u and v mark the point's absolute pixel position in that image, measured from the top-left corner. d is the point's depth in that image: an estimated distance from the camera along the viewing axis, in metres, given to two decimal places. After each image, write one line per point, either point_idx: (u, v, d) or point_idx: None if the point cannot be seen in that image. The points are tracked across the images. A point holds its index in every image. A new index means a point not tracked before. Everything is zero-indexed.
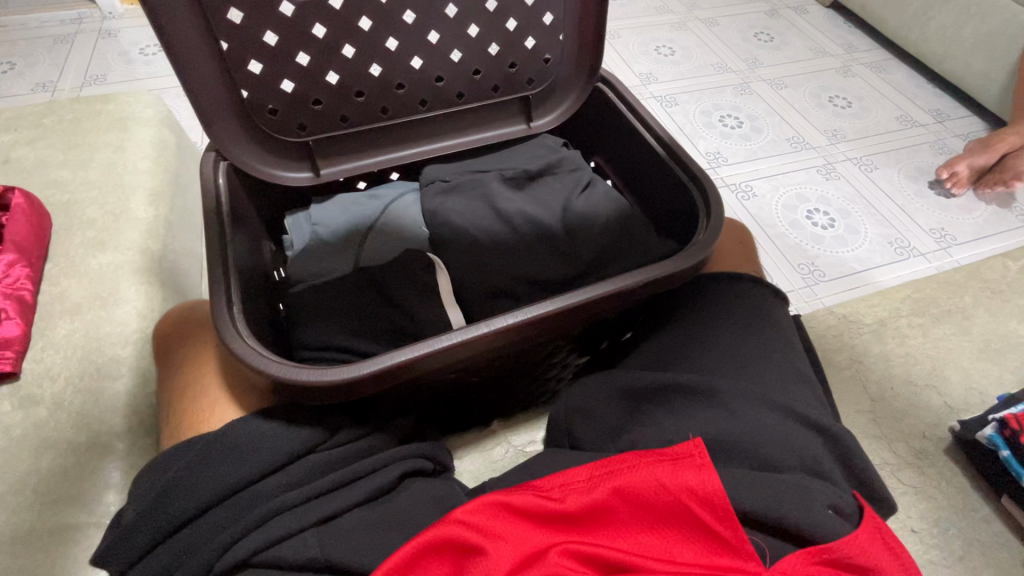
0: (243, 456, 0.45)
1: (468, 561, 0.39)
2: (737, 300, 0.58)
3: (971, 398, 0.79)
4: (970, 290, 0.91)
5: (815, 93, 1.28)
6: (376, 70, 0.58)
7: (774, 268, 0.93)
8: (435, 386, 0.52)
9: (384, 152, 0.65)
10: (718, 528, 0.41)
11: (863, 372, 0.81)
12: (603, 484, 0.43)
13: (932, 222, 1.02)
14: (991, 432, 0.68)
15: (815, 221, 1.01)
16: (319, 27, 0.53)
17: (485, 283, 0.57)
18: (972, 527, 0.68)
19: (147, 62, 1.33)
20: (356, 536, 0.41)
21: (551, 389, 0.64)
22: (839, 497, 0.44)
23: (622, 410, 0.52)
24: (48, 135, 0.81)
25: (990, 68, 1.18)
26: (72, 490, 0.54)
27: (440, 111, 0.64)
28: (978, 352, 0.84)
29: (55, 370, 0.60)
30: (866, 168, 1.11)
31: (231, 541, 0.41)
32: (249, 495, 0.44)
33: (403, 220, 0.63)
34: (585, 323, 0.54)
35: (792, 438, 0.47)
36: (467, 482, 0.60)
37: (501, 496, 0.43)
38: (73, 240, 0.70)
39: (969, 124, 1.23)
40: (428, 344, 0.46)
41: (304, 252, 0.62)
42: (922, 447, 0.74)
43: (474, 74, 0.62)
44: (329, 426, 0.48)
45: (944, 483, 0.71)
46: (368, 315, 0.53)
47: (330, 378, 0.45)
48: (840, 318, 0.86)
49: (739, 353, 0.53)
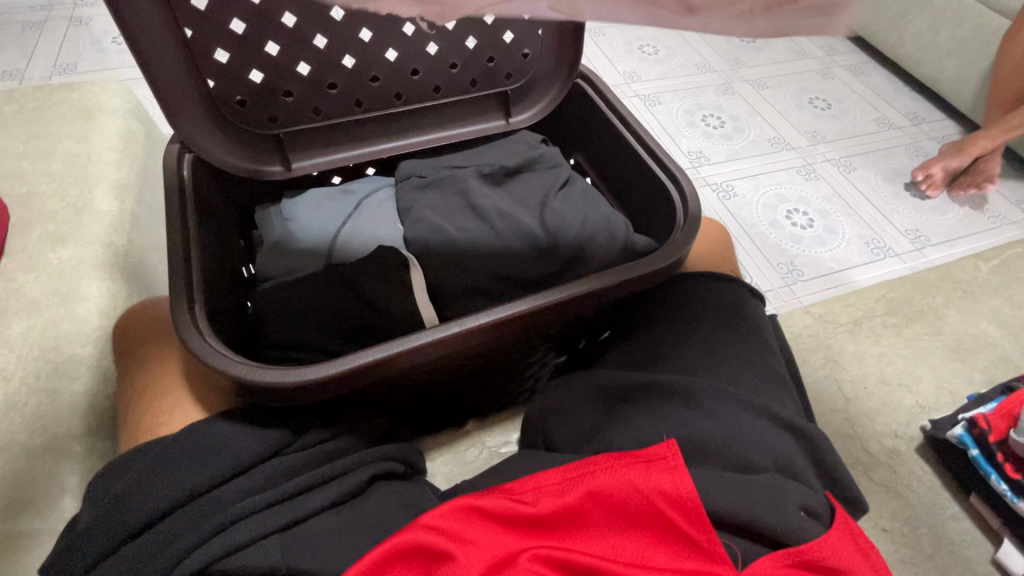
0: (205, 460, 0.43)
1: (437, 567, 0.38)
2: (714, 299, 0.57)
3: (942, 397, 0.80)
4: (943, 290, 0.93)
5: (795, 94, 1.29)
6: (350, 61, 0.56)
7: (753, 268, 0.93)
8: (408, 386, 0.51)
9: (359, 146, 0.63)
10: (691, 532, 0.40)
11: (838, 371, 0.81)
12: (575, 486, 0.42)
13: (907, 224, 1.03)
14: (960, 431, 0.69)
15: (794, 221, 1.01)
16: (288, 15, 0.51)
17: (461, 281, 0.56)
18: (941, 524, 0.69)
19: (120, 51, 1.29)
20: (321, 542, 0.40)
21: (528, 388, 0.63)
22: (810, 497, 0.44)
23: (597, 411, 0.51)
24: (8, 124, 0.78)
25: (965, 73, 1.20)
26: (26, 495, 0.51)
27: (417, 104, 0.62)
28: (950, 351, 0.85)
29: (8, 369, 0.57)
30: (844, 169, 1.12)
31: (190, 549, 0.40)
32: (210, 501, 0.42)
33: (377, 215, 0.62)
34: (561, 322, 0.53)
35: (766, 439, 0.47)
36: (440, 484, 0.59)
37: (473, 500, 0.42)
38: (32, 233, 0.67)
39: (944, 128, 1.25)
40: (400, 343, 0.45)
41: (275, 248, 0.60)
42: (894, 445, 0.75)
43: (451, 68, 0.61)
44: (296, 428, 0.47)
45: (915, 481, 0.72)
46: (339, 313, 0.52)
47: (297, 378, 0.43)
48: (817, 317, 0.87)
49: (716, 352, 0.53)
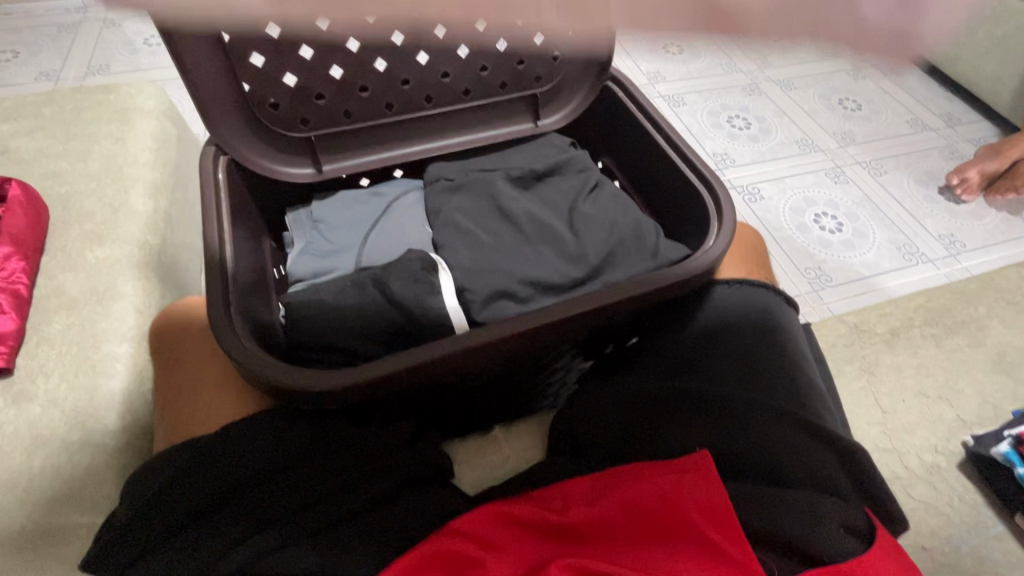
0: (241, 460, 0.44)
1: (469, 572, 0.39)
2: (747, 306, 0.56)
3: (985, 411, 0.78)
4: (985, 300, 0.89)
5: (825, 95, 1.26)
6: (382, 64, 0.57)
7: (779, 271, 0.92)
8: (435, 392, 0.50)
9: (386, 149, 0.63)
10: (729, 549, 0.40)
11: (874, 383, 0.79)
12: (608, 495, 0.43)
13: (941, 229, 1.00)
14: (1006, 448, 0.66)
15: (822, 225, 0.99)
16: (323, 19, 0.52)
17: (489, 284, 0.54)
18: (982, 544, 0.67)
19: (151, 53, 1.31)
20: (357, 543, 0.42)
21: (552, 394, 0.62)
22: (849, 513, 0.43)
23: (626, 419, 0.50)
24: (47, 125, 0.80)
25: (1003, 72, 1.16)
26: (64, 490, 0.52)
27: (446, 107, 0.63)
28: (992, 364, 0.82)
29: (49, 366, 0.59)
30: (875, 172, 1.09)
31: (233, 545, 0.42)
32: (249, 499, 0.43)
33: (406, 219, 0.62)
34: (590, 329, 0.53)
35: (800, 452, 0.46)
36: (467, 490, 0.58)
37: (504, 507, 0.43)
38: (71, 232, 0.69)
39: (979, 129, 1.21)
40: (427, 350, 0.45)
41: (305, 250, 0.61)
42: (933, 460, 0.73)
43: (482, 71, 0.61)
44: (325, 432, 0.46)
45: (956, 498, 0.70)
46: (368, 316, 0.52)
47: (328, 383, 0.44)
48: (851, 325, 0.85)
49: (747, 363, 0.52)
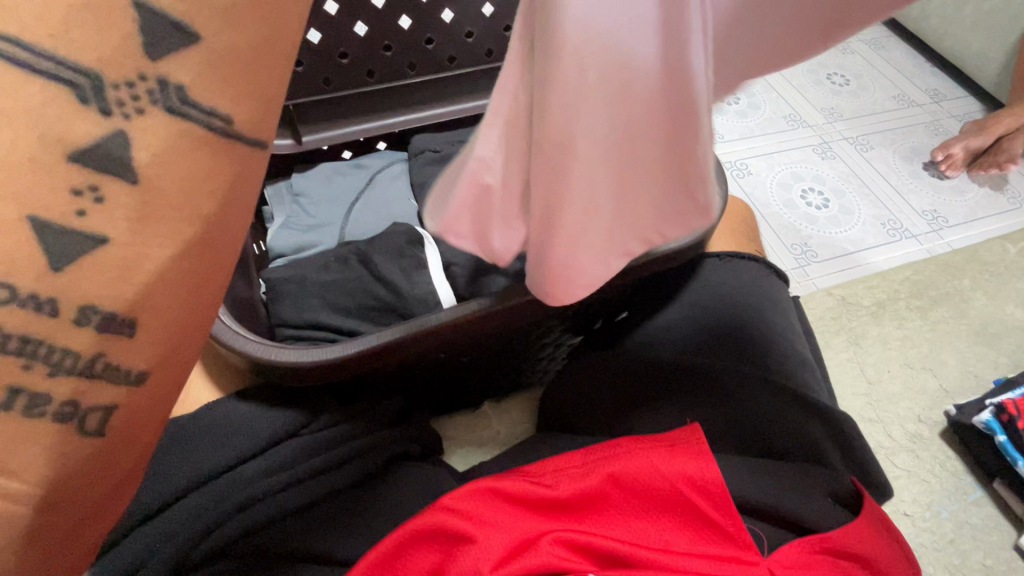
0: (225, 438, 0.44)
1: (457, 547, 0.38)
2: (740, 281, 0.56)
3: (966, 381, 0.80)
4: (969, 272, 0.90)
5: (811, 69, 1.19)
6: (362, 29, 0.60)
7: (767, 247, 0.90)
8: (425, 367, 0.49)
9: (371, 121, 0.66)
10: (714, 515, 0.40)
11: (860, 355, 0.80)
12: (599, 468, 0.42)
13: (924, 204, 0.99)
14: (987, 416, 0.68)
15: (809, 201, 0.97)
16: (360, 24, 0.60)
17: (473, 258, 0.52)
18: (962, 509, 0.69)
19: None
20: (339, 527, 0.40)
21: (542, 367, 0.61)
22: (836, 483, 0.43)
23: (615, 395, 0.51)
24: None
25: (989, 47, 1.11)
26: None
27: (430, 74, 0.67)
28: (975, 335, 0.84)
29: None
30: (861, 148, 1.06)
31: (193, 542, 0.39)
32: (228, 480, 0.43)
33: (389, 193, 0.60)
34: (579, 305, 0.52)
35: (791, 423, 0.46)
36: (457, 465, 0.60)
37: (491, 482, 0.42)
38: None
39: (965, 105, 1.15)
40: (411, 326, 0.44)
41: (285, 225, 0.59)
42: (917, 430, 0.75)
43: (466, 37, 0.66)
44: (312, 409, 0.47)
45: (938, 465, 0.72)
46: (353, 291, 0.50)
47: (309, 359, 0.42)
48: (838, 299, 0.85)
49: (735, 334, 0.52)
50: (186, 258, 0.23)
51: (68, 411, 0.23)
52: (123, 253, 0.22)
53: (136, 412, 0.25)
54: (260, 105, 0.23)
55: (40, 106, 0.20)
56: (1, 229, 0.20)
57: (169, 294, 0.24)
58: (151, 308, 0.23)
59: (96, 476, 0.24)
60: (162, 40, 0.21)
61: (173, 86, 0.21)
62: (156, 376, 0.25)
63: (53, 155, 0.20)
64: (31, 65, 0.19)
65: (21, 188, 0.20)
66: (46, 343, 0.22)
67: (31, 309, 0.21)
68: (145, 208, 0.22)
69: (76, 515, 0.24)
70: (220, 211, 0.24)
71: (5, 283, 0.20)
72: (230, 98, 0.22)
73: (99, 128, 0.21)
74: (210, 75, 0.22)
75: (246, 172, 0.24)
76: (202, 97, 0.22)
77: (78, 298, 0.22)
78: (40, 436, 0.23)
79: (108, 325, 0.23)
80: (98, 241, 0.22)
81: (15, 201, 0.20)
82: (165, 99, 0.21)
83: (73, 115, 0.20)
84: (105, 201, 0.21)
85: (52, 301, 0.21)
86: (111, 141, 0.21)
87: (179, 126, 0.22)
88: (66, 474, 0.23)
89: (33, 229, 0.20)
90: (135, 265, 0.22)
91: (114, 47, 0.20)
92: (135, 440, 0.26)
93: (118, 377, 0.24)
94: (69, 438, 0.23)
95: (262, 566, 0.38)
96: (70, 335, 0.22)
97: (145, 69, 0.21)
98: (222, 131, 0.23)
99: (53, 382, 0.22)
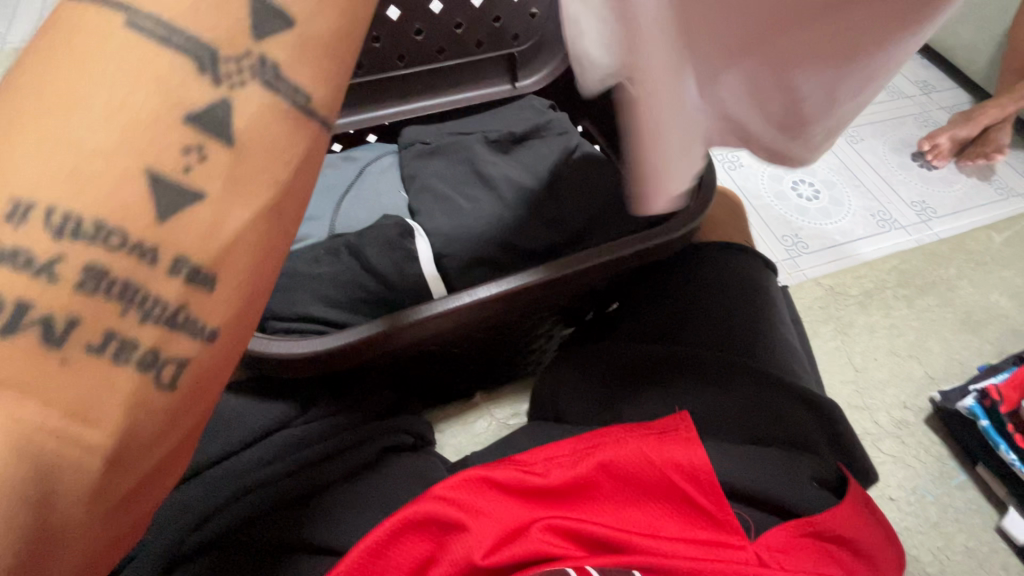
0: (220, 430, 0.45)
1: (449, 536, 0.39)
2: (730, 271, 0.56)
3: (951, 368, 0.81)
4: (955, 261, 0.91)
5: None
6: None
7: (756, 239, 0.91)
8: (417, 359, 0.50)
9: (360, 112, 0.66)
10: (703, 501, 0.41)
11: (848, 344, 0.81)
12: (589, 457, 0.42)
13: (913, 195, 1.00)
14: (970, 402, 0.70)
15: (799, 192, 0.97)
16: None
17: (468, 249, 0.53)
18: (946, 493, 0.71)
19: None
20: (332, 515, 0.41)
21: (533, 360, 0.62)
22: (821, 467, 0.44)
23: (606, 385, 0.51)
24: None
25: (978, 38, 1.12)
26: None
27: (420, 66, 0.67)
28: (961, 323, 0.85)
29: None
30: (851, 139, 1.07)
31: (181, 535, 0.39)
32: (219, 473, 0.43)
33: (379, 184, 0.60)
34: (571, 297, 0.53)
35: (780, 413, 0.47)
36: (450, 456, 0.61)
37: (483, 472, 0.42)
38: None
39: (954, 97, 1.16)
40: (404, 318, 0.44)
41: None
42: (904, 416, 0.76)
43: (455, 28, 0.65)
44: (304, 401, 0.48)
45: (924, 450, 0.73)
46: (344, 283, 0.50)
47: (301, 351, 0.42)
48: (827, 289, 0.86)
49: (725, 325, 0.52)
50: (263, 223, 0.24)
51: (150, 359, 0.22)
52: (214, 209, 0.22)
53: (208, 370, 0.24)
54: (328, 86, 0.25)
55: (161, 75, 0.21)
56: (123, 180, 0.21)
57: (244, 251, 0.23)
58: (232, 264, 0.23)
59: (145, 450, 0.23)
60: (264, 22, 0.22)
61: (270, 63, 0.23)
62: (225, 335, 0.24)
63: (169, 115, 0.21)
64: (154, 44, 0.21)
65: (146, 141, 0.21)
66: (142, 288, 0.22)
67: (136, 255, 0.21)
68: (242, 168, 0.23)
69: (132, 484, 0.23)
70: (290, 183, 0.24)
71: (120, 229, 0.21)
72: (314, 76, 0.24)
73: (209, 96, 0.22)
74: (296, 52, 0.23)
75: (313, 153, 0.25)
76: (284, 68, 0.23)
77: (174, 249, 0.22)
78: (124, 384, 0.22)
79: (194, 277, 0.22)
80: (195, 196, 0.22)
81: (138, 152, 0.21)
82: (262, 73, 0.23)
83: (189, 81, 0.21)
84: (208, 160, 0.22)
85: (155, 249, 0.22)
86: (217, 107, 0.22)
87: (268, 99, 0.23)
88: (131, 440, 0.22)
89: (148, 180, 0.21)
90: (223, 222, 0.23)
91: (224, 26, 0.22)
92: (202, 399, 0.24)
93: (193, 332, 0.23)
94: (145, 388, 0.22)
95: (252, 561, 0.38)
96: (160, 281, 0.22)
97: (250, 45, 0.22)
98: (303, 103, 0.24)
99: (141, 329, 0.22)
